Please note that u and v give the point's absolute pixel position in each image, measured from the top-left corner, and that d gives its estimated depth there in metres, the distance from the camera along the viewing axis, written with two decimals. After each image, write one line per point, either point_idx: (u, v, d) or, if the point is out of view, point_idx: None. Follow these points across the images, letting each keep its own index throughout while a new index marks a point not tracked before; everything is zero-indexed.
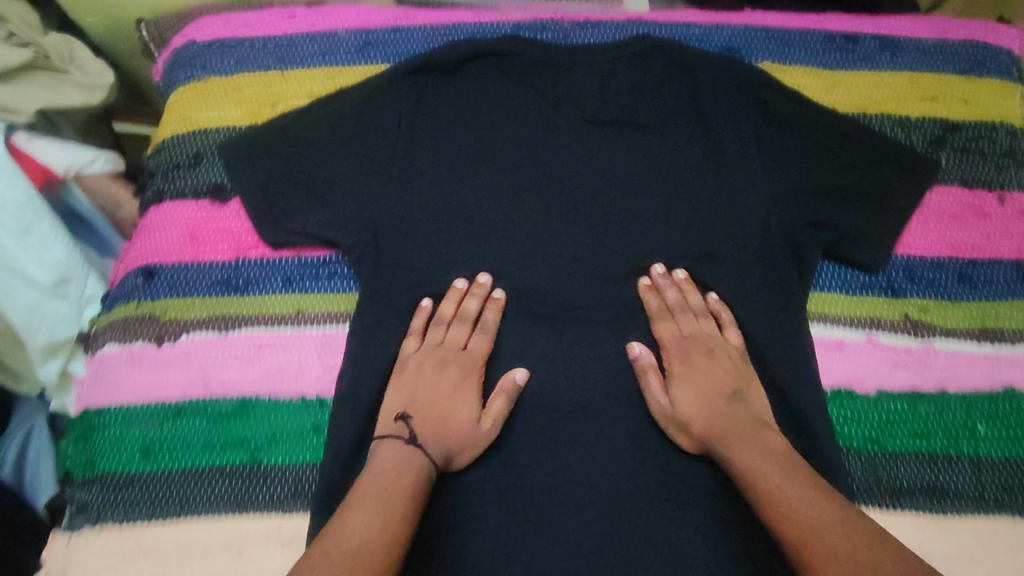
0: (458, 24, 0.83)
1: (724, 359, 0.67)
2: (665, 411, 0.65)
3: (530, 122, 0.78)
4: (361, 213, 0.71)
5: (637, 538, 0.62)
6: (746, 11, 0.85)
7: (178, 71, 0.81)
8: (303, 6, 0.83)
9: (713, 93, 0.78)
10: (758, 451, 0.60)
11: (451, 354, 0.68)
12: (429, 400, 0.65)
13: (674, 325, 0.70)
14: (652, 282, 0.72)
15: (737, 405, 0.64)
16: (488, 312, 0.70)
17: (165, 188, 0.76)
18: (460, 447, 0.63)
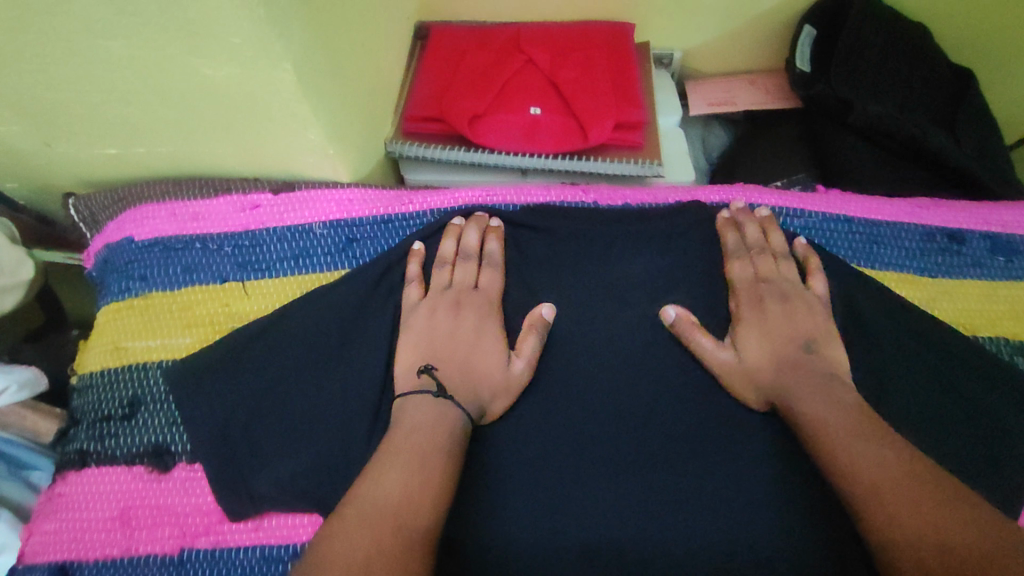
0: (466, 207, 0.66)
1: (804, 307, 0.59)
2: (732, 367, 0.57)
3: (556, 342, 0.60)
4: (339, 471, 0.54)
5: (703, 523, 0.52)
6: (820, 191, 0.69)
7: (111, 278, 0.65)
8: (269, 192, 0.65)
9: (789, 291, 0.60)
10: (832, 400, 0.52)
11: (464, 294, 0.61)
12: (449, 347, 0.58)
13: (751, 264, 0.62)
14: (732, 217, 0.66)
15: (813, 360, 0.56)
16: (491, 242, 0.64)
17: (91, 446, 0.58)
18: (493, 392, 0.56)
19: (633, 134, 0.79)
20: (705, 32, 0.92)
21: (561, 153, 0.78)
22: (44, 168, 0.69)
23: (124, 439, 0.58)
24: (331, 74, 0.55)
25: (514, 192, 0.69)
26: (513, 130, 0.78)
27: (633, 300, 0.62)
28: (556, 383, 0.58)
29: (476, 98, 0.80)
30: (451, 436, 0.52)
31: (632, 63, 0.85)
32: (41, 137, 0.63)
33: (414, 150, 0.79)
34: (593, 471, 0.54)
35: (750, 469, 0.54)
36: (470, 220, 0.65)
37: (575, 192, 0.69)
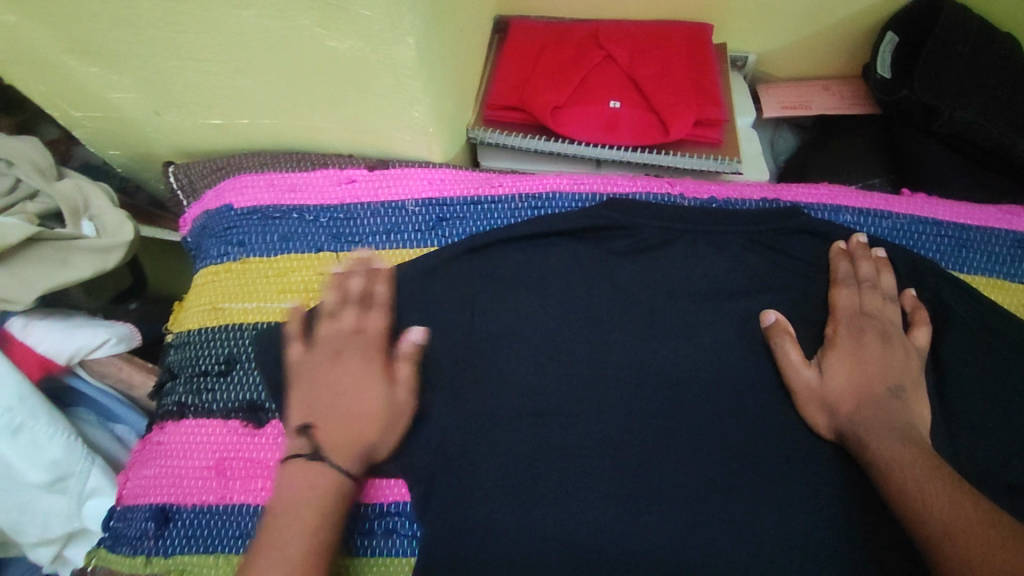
0: (554, 194, 0.68)
1: (900, 349, 0.58)
2: (811, 387, 0.57)
3: (635, 328, 0.61)
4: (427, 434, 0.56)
5: (775, 504, 0.54)
6: (905, 194, 0.70)
7: (210, 242, 0.67)
8: (365, 168, 0.68)
9: (880, 276, 0.62)
10: (904, 436, 0.52)
11: (345, 342, 0.58)
12: (335, 400, 0.55)
13: (857, 296, 0.61)
14: (848, 249, 0.64)
15: (897, 403, 0.55)
16: (379, 285, 0.62)
17: (189, 399, 0.61)
18: (383, 433, 0.54)
19: (712, 132, 0.80)
20: (783, 34, 0.92)
21: (641, 146, 0.80)
22: (148, 136, 0.72)
23: (219, 394, 0.60)
24: (440, 53, 0.58)
25: (600, 182, 0.70)
26: (594, 122, 0.80)
27: (713, 293, 0.63)
28: (637, 365, 0.60)
29: (557, 89, 0.82)
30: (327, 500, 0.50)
31: (710, 62, 0.86)
32: (153, 106, 0.66)
33: (496, 137, 0.81)
34: (669, 459, 0.56)
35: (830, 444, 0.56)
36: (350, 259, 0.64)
37: (662, 184, 0.70)
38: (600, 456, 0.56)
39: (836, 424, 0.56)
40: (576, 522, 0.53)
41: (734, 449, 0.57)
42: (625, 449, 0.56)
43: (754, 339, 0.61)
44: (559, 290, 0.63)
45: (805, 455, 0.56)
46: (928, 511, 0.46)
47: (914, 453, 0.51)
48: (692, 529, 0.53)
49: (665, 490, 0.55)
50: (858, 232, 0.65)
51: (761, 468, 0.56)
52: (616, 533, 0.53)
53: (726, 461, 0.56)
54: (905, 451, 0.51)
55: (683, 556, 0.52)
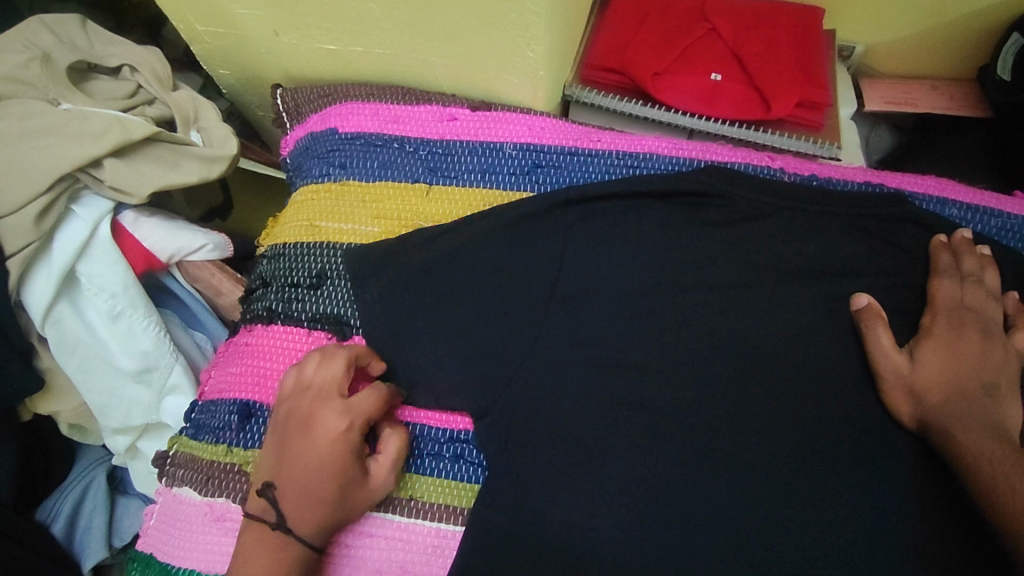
0: (650, 155, 0.67)
1: (998, 348, 0.57)
2: (901, 374, 0.56)
3: (717, 296, 0.61)
4: (505, 369, 0.58)
5: (836, 481, 0.55)
6: (1018, 196, 0.67)
7: (312, 162, 0.69)
8: (467, 108, 0.69)
9: (986, 273, 0.60)
10: (997, 433, 0.51)
11: (326, 412, 0.54)
12: (302, 474, 0.53)
13: (960, 288, 0.59)
14: (951, 241, 0.62)
15: (990, 401, 0.54)
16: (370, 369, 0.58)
17: (279, 307, 0.63)
18: (349, 508, 0.54)
19: (814, 115, 0.78)
20: (896, 25, 0.89)
21: (738, 121, 0.79)
22: (261, 58, 0.75)
23: (308, 305, 0.62)
24: None
25: (699, 150, 0.68)
26: (693, 92, 0.79)
27: (805, 272, 0.62)
28: (713, 328, 0.60)
29: (659, 55, 0.81)
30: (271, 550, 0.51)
31: (819, 46, 0.84)
32: (274, 26, 0.68)
33: (593, 97, 0.82)
34: (739, 426, 0.57)
35: (906, 430, 0.56)
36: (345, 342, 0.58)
37: (763, 157, 0.68)
38: (669, 411, 0.57)
39: (922, 416, 0.55)
40: (635, 469, 0.55)
41: (804, 422, 0.57)
42: (692, 407, 0.57)
43: (843, 321, 0.60)
44: (648, 249, 0.63)
45: (876, 439, 0.56)
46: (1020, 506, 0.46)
47: (1006, 448, 0.50)
48: (748, 489, 0.54)
49: (726, 451, 0.56)
50: (961, 227, 0.63)
51: (831, 445, 0.56)
52: (674, 484, 0.55)
53: (794, 433, 0.56)
54: (995, 448, 0.50)
55: (735, 512, 0.54)
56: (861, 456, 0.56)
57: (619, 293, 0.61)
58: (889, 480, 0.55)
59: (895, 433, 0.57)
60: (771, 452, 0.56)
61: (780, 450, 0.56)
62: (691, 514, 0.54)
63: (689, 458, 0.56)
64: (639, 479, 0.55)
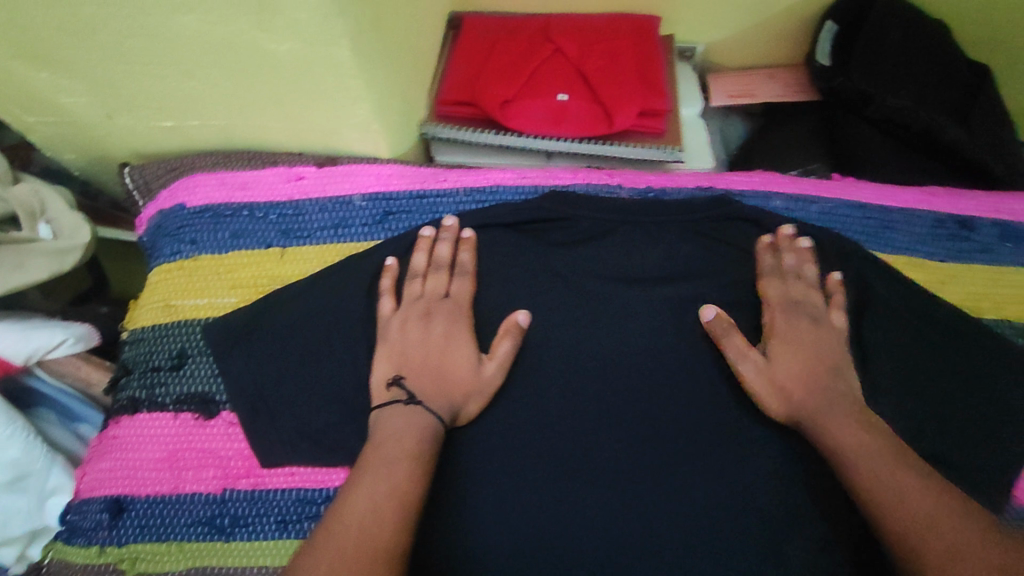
0: (497, 187, 0.69)
1: (828, 332, 0.62)
2: (759, 371, 0.60)
3: (570, 315, 0.64)
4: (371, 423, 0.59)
5: (697, 474, 0.58)
6: (835, 178, 0.73)
7: (164, 241, 0.68)
8: (313, 165, 0.70)
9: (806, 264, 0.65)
10: (868, 427, 0.54)
11: (434, 303, 0.62)
12: (421, 358, 0.59)
13: (784, 284, 0.64)
14: (774, 242, 0.66)
15: (834, 388, 0.58)
16: (463, 253, 0.65)
17: (143, 394, 0.62)
18: (465, 395, 0.59)
19: (656, 122, 0.82)
20: (730, 25, 0.94)
21: (586, 137, 0.83)
22: (101, 139, 0.73)
23: (172, 388, 0.62)
24: (380, 52, 0.60)
25: (542, 175, 0.71)
26: (542, 115, 0.82)
27: (649, 279, 0.65)
28: (571, 348, 0.63)
29: (507, 84, 0.84)
30: (416, 432, 0.54)
31: (658, 54, 0.88)
32: (105, 110, 0.67)
33: (448, 132, 0.83)
34: (604, 437, 0.60)
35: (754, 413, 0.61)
36: (439, 230, 0.66)
37: (601, 175, 0.71)
38: (535, 434, 0.60)
39: (792, 412, 0.58)
40: (506, 496, 0.58)
41: (662, 422, 0.60)
42: (558, 427, 0.60)
43: (688, 320, 0.64)
44: (501, 281, 0.65)
45: (729, 428, 0.60)
46: (885, 499, 0.48)
47: (879, 443, 0.53)
48: (617, 497, 0.57)
49: (594, 464, 0.59)
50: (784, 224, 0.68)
51: (691, 442, 0.59)
52: (544, 505, 0.57)
53: (655, 436, 0.60)
54: (854, 444, 0.53)
55: (607, 524, 0.56)
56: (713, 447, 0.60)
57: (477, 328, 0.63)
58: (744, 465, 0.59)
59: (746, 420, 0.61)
60: (635, 458, 0.59)
61: (643, 453, 0.59)
62: (564, 530, 0.56)
63: (557, 478, 0.58)
64: (513, 506, 0.57)
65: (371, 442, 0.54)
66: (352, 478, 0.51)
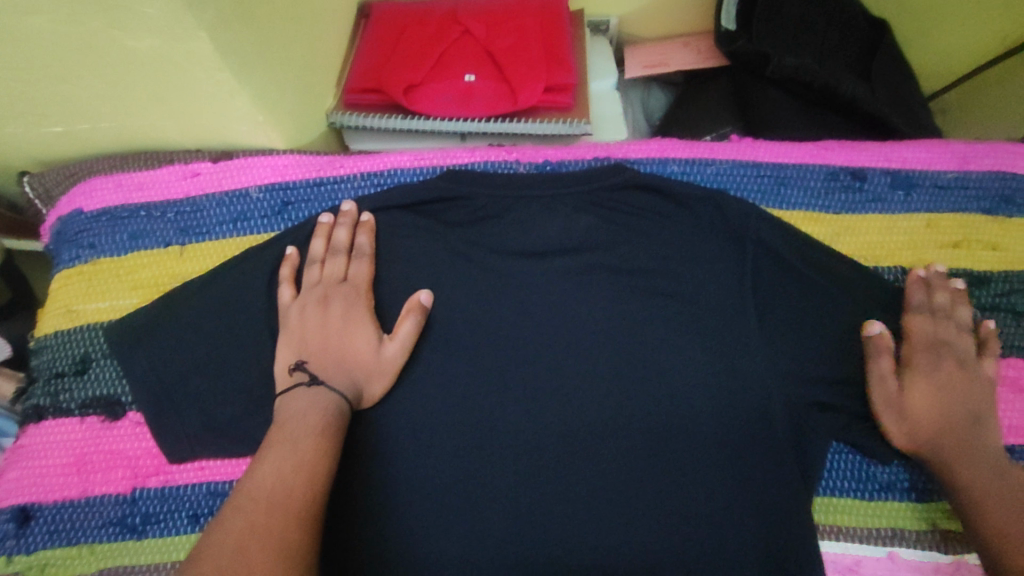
0: (395, 170, 0.71)
1: (976, 381, 0.61)
2: (890, 399, 0.61)
3: (474, 294, 0.65)
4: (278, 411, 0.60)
5: (598, 438, 0.61)
6: (732, 140, 0.74)
7: (63, 247, 0.68)
8: (209, 160, 0.69)
9: (701, 231, 0.67)
10: (1002, 474, 0.56)
11: (332, 288, 0.62)
12: (322, 343, 0.59)
13: (931, 322, 0.64)
14: (926, 276, 0.66)
15: (982, 433, 0.59)
16: (361, 236, 0.65)
17: (48, 402, 0.62)
18: (367, 376, 0.59)
19: (562, 96, 0.83)
20: None
21: (494, 116, 0.83)
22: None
23: (77, 393, 0.62)
24: (253, 43, 0.59)
25: (441, 156, 0.72)
26: (448, 97, 0.82)
27: (550, 253, 0.67)
28: (477, 324, 0.64)
29: (412, 67, 0.84)
30: (321, 412, 0.54)
31: (565, 28, 0.89)
32: None
33: (356, 120, 0.82)
34: (513, 409, 0.61)
35: (655, 374, 0.63)
36: (338, 216, 0.66)
37: (500, 153, 0.72)
38: (443, 409, 0.61)
39: (915, 446, 0.60)
40: (414, 472, 0.60)
41: (565, 391, 0.62)
42: (466, 403, 0.61)
43: (591, 290, 0.65)
44: (404, 263, 0.66)
45: (631, 392, 0.62)
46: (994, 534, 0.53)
47: (999, 486, 0.55)
48: (522, 465, 0.60)
49: (501, 435, 0.61)
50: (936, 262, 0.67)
51: (593, 407, 0.62)
52: (451, 479, 0.59)
53: (559, 406, 0.62)
54: (992, 483, 0.55)
55: (515, 489, 0.59)
56: (617, 410, 0.62)
57: (382, 311, 0.64)
58: (644, 425, 0.61)
59: (648, 382, 0.62)
60: (539, 428, 0.61)
61: (547, 421, 0.61)
62: (473, 499, 0.59)
63: (463, 452, 0.60)
64: (421, 481, 0.59)
65: (275, 425, 0.53)
66: (259, 458, 0.50)
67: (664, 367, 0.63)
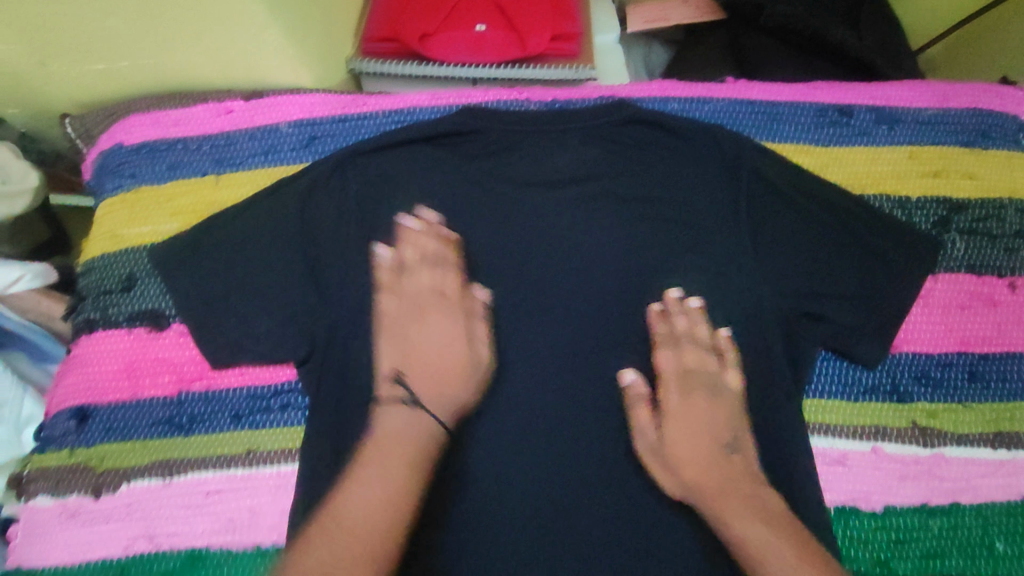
0: (414, 108, 0.75)
1: (727, 402, 0.62)
2: (653, 448, 0.60)
3: (490, 218, 0.70)
4: (312, 322, 0.65)
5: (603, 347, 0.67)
6: (729, 82, 0.79)
7: (106, 178, 0.73)
8: (241, 99, 0.74)
9: (700, 162, 0.72)
10: (753, 507, 0.54)
11: (421, 307, 0.64)
12: (418, 353, 0.61)
13: (677, 354, 0.64)
14: (665, 307, 0.67)
15: (734, 459, 0.58)
16: (431, 244, 0.67)
17: (97, 316, 0.67)
18: (463, 384, 0.60)
19: (568, 44, 0.88)
20: None
21: (504, 63, 0.88)
22: (40, 91, 0.77)
23: (124, 308, 0.67)
24: None
25: (457, 96, 0.77)
26: (460, 45, 0.87)
27: (559, 183, 0.72)
28: (492, 247, 0.70)
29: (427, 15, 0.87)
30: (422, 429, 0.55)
31: None
32: (37, 57, 0.71)
33: (374, 67, 0.87)
34: (527, 321, 0.67)
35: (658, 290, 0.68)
36: (422, 221, 0.68)
37: (512, 93, 0.77)
38: (462, 320, 0.66)
39: (681, 488, 0.57)
40: None
41: (574, 305, 0.68)
42: (485, 315, 0.67)
43: (596, 216, 0.71)
44: (424, 191, 0.71)
45: (632, 306, 0.68)
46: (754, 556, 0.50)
47: (768, 519, 0.53)
48: (535, 372, 0.65)
49: (516, 344, 0.66)
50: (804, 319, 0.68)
51: (599, 319, 0.67)
52: None
53: (569, 318, 0.67)
54: (769, 518, 0.53)
55: (530, 394, 0.65)
56: (619, 322, 0.68)
57: None
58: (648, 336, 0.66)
59: (650, 298, 0.68)
60: (551, 338, 0.66)
61: (559, 331, 0.67)
62: (491, 401, 0.64)
63: None
64: None
65: (371, 441, 0.54)
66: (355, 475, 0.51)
67: (664, 284, 0.69)
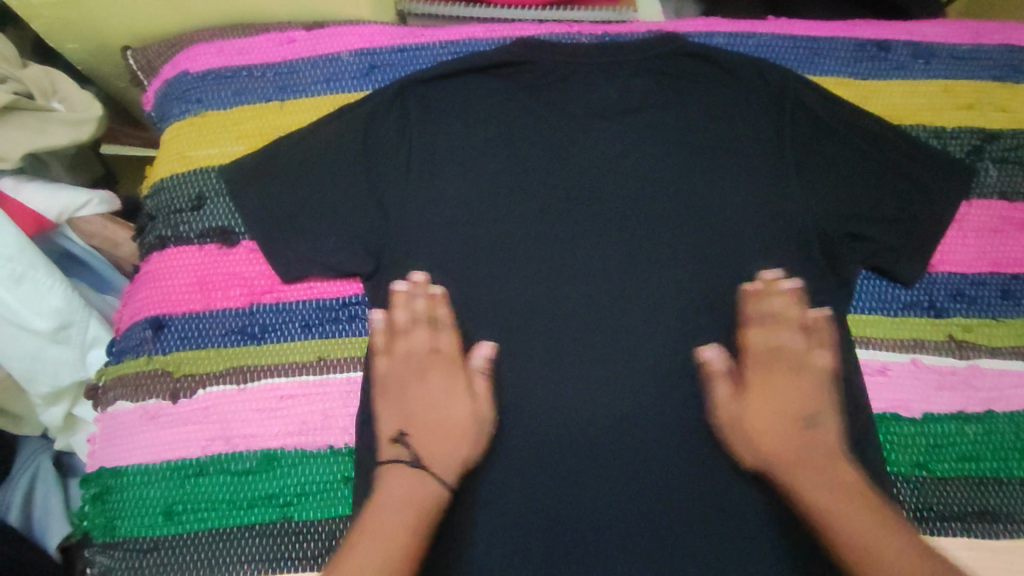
0: (469, 40, 0.78)
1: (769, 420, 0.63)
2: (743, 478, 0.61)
3: (547, 141, 0.72)
4: (380, 237, 0.68)
5: (664, 263, 0.68)
6: (771, 19, 0.82)
7: (172, 104, 0.75)
8: (303, 30, 0.77)
9: (751, 92, 0.75)
10: (850, 503, 0.58)
11: (426, 361, 0.66)
12: (425, 415, 0.63)
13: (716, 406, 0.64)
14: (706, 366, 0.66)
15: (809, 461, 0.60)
16: (436, 307, 0.66)
17: (169, 233, 0.70)
18: (473, 442, 0.63)
19: None
20: None
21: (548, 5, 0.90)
22: (103, 24, 0.79)
23: (195, 225, 0.70)
24: None
25: (510, 30, 0.80)
26: None
27: (614, 109, 0.74)
28: (551, 168, 0.71)
29: None
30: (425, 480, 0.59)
31: None
32: None
33: (422, 7, 0.89)
34: (587, 237, 0.69)
35: (712, 209, 0.70)
36: (413, 285, 0.67)
37: (563, 27, 0.80)
38: (524, 236, 0.69)
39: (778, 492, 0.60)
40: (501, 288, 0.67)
41: (632, 223, 0.69)
42: (546, 232, 0.69)
43: (652, 141, 0.73)
44: (483, 117, 0.73)
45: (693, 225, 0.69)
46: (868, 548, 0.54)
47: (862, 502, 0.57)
48: (597, 285, 0.67)
49: (577, 260, 0.68)
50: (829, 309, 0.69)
51: (657, 236, 0.69)
52: (535, 295, 0.67)
53: (627, 235, 0.69)
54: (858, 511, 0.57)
55: (592, 306, 0.67)
56: (680, 242, 0.69)
57: (466, 156, 0.71)
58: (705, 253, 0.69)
59: (706, 218, 0.70)
60: (609, 254, 0.69)
61: (617, 248, 0.69)
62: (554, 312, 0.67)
63: (543, 272, 0.68)
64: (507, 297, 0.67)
65: (372, 500, 0.58)
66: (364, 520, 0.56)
67: (720, 205, 0.71)
